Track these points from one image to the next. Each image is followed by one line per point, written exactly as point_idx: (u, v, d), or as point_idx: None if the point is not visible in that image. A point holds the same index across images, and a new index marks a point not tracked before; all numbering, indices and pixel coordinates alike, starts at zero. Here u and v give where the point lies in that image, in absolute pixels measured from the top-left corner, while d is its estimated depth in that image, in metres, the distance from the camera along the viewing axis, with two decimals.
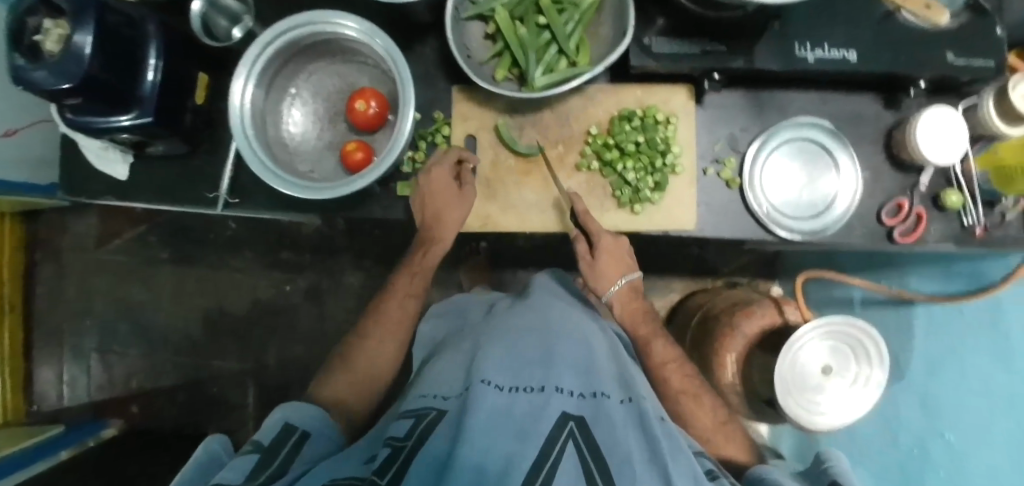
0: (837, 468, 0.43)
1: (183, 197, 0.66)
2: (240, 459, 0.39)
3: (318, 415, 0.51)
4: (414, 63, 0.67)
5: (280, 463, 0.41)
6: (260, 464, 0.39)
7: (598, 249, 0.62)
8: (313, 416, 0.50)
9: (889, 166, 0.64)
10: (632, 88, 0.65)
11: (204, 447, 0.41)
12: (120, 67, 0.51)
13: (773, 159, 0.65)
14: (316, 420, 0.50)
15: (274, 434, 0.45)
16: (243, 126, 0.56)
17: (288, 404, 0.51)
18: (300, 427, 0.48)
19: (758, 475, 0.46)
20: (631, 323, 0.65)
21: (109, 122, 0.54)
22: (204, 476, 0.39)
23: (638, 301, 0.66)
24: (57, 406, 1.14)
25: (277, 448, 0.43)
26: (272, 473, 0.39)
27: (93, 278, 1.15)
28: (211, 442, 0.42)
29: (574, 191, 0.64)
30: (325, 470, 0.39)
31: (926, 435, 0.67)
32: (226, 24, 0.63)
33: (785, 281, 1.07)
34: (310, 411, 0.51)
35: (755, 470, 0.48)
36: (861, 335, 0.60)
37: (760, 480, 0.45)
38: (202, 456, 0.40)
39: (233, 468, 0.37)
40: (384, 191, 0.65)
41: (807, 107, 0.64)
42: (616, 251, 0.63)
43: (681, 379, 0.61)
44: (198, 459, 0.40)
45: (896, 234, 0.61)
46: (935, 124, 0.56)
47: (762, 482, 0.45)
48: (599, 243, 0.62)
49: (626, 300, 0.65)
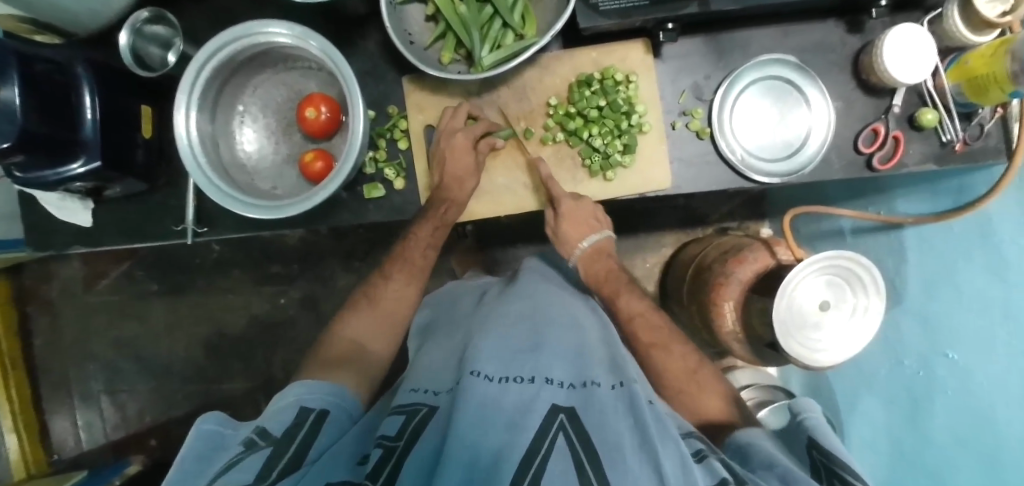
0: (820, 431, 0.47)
1: (149, 233, 0.65)
2: (252, 457, 0.38)
3: (331, 389, 0.51)
4: (359, 61, 0.64)
5: (296, 452, 0.41)
6: (274, 457, 0.39)
7: (562, 210, 0.62)
8: (328, 392, 0.50)
9: (860, 93, 0.62)
10: (587, 51, 0.63)
11: (195, 428, 0.43)
12: (54, 115, 0.49)
13: (742, 102, 0.62)
14: (332, 394, 0.51)
15: (288, 419, 0.45)
16: (194, 154, 0.54)
17: (300, 383, 0.51)
18: (315, 408, 0.48)
19: (741, 441, 0.47)
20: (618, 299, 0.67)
21: (60, 172, 0.53)
22: (206, 461, 0.40)
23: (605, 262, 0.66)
24: (77, 451, 1.17)
25: (292, 436, 0.43)
26: (287, 462, 0.39)
27: (88, 322, 1.16)
28: (204, 422, 0.43)
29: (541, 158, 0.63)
30: (325, 466, 0.39)
31: (930, 355, 0.65)
32: (160, 51, 0.62)
33: (775, 219, 1.07)
34: (329, 388, 0.51)
35: (735, 437, 0.48)
36: (852, 265, 0.59)
37: (744, 446, 0.46)
38: (195, 439, 0.42)
39: (240, 468, 0.37)
40: (351, 195, 0.64)
41: (767, 44, 0.62)
42: (579, 212, 0.63)
43: (650, 333, 0.61)
44: (194, 443, 0.41)
45: (875, 162, 0.60)
46: (902, 42, 0.53)
47: (747, 448, 0.45)
48: (559, 208, 0.62)
49: (594, 262, 0.66)
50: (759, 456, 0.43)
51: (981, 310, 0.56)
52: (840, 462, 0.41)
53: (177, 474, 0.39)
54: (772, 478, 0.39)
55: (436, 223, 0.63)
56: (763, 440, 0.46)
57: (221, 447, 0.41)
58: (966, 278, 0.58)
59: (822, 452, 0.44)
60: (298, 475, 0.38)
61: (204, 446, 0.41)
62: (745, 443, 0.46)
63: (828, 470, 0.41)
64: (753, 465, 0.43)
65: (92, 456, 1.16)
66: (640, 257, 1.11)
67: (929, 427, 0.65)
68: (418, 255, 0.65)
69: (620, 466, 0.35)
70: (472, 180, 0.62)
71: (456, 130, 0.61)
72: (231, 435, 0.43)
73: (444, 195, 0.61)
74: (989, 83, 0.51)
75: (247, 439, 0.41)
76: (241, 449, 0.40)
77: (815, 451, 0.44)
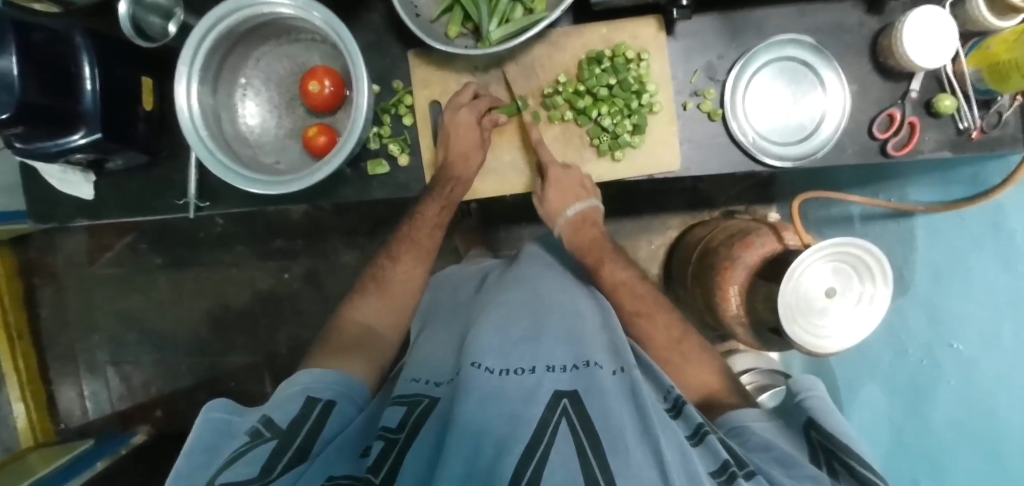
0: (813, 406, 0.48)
1: (153, 207, 0.65)
2: (255, 450, 0.38)
3: (339, 378, 0.51)
4: (363, 33, 0.63)
5: (303, 444, 0.41)
6: (278, 449, 0.39)
7: (550, 180, 0.61)
8: (334, 381, 0.50)
9: (877, 77, 0.60)
10: (598, 26, 0.61)
11: (203, 415, 0.43)
12: (52, 85, 0.48)
13: (755, 85, 0.61)
14: (337, 382, 0.50)
15: (295, 410, 0.45)
16: (196, 128, 0.54)
17: (308, 371, 0.52)
18: (324, 397, 0.48)
19: (735, 422, 0.47)
20: None
21: (60, 144, 0.52)
22: (212, 452, 0.40)
23: (592, 231, 0.67)
24: (84, 420, 1.19)
25: (297, 428, 0.43)
26: (288, 461, 0.39)
27: (94, 294, 1.17)
28: (211, 410, 0.44)
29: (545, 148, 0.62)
30: (330, 458, 0.39)
31: (934, 345, 0.65)
32: (161, 21, 0.60)
33: (782, 203, 1.05)
34: (334, 377, 0.51)
35: (729, 418, 0.48)
36: (860, 254, 0.58)
37: (738, 427, 0.46)
38: (202, 427, 0.42)
39: (245, 461, 0.37)
40: (354, 171, 0.63)
41: (784, 23, 0.60)
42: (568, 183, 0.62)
43: None
44: (201, 433, 0.42)
45: (889, 147, 0.59)
46: (923, 24, 0.51)
47: (742, 429, 0.46)
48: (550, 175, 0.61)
49: (581, 229, 0.66)
50: (756, 439, 0.43)
51: (989, 298, 0.57)
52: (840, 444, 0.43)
53: (185, 465, 0.39)
54: (771, 463, 0.40)
55: (442, 202, 0.63)
56: (758, 421, 0.46)
57: (228, 435, 0.42)
58: (975, 267, 0.59)
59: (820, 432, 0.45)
60: (301, 468, 0.38)
61: (212, 434, 0.42)
62: (740, 426, 0.46)
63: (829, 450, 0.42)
64: (749, 445, 0.43)
65: (98, 426, 1.18)
66: (646, 239, 1.11)
67: (932, 417, 0.66)
68: (424, 239, 0.66)
69: (622, 451, 0.36)
70: (477, 156, 0.61)
71: (462, 105, 0.61)
72: (239, 423, 0.44)
73: (447, 172, 0.61)
74: (1009, 70, 0.49)
75: (253, 429, 0.42)
76: (246, 440, 0.40)
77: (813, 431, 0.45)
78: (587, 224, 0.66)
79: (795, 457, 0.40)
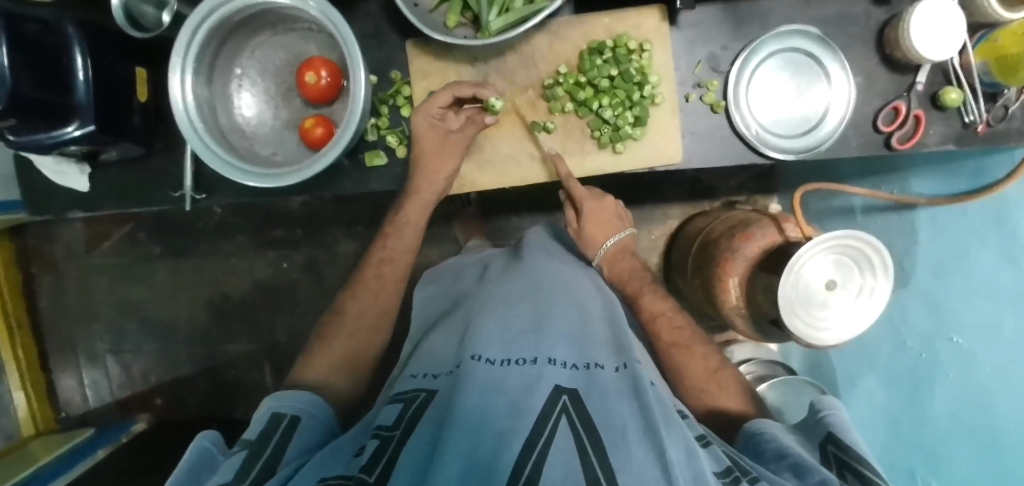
0: (832, 418, 0.48)
1: (149, 199, 0.64)
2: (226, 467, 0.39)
3: (307, 398, 0.53)
4: (359, 23, 0.62)
5: (272, 456, 0.42)
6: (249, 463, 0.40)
7: (584, 211, 0.68)
8: (299, 402, 0.51)
9: (884, 68, 0.59)
10: (599, 16, 0.60)
11: (195, 443, 0.43)
12: (43, 76, 0.47)
13: (759, 76, 0.60)
14: (306, 403, 0.52)
15: (262, 426, 0.46)
16: (191, 119, 0.53)
17: (273, 396, 0.53)
18: (289, 412, 0.49)
19: (756, 429, 0.48)
20: (621, 282, 0.68)
21: (53, 136, 0.52)
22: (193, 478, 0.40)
23: (626, 262, 0.69)
24: (85, 408, 1.20)
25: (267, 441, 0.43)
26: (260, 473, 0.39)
27: (92, 283, 1.17)
28: (202, 439, 0.44)
29: (555, 153, 0.62)
30: (315, 467, 0.39)
31: (934, 338, 0.68)
32: (154, 10, 0.58)
33: (784, 194, 1.05)
34: (302, 398, 0.52)
35: (752, 425, 0.49)
36: (865, 247, 0.57)
37: (758, 434, 0.47)
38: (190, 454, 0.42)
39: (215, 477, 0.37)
40: (352, 163, 0.63)
41: (790, 13, 0.59)
42: (601, 212, 0.69)
43: (670, 332, 0.63)
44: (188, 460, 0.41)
45: (894, 141, 0.58)
46: (931, 15, 0.50)
47: (761, 436, 0.46)
48: (583, 208, 0.67)
49: (617, 261, 0.69)
50: (773, 448, 0.44)
51: (990, 293, 0.63)
52: (854, 455, 0.43)
53: None
54: (785, 472, 0.41)
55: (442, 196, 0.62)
56: (779, 430, 0.47)
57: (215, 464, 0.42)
58: (978, 261, 0.64)
59: (835, 444, 0.45)
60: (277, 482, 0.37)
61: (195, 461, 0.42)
62: (759, 433, 0.47)
63: (841, 460, 0.43)
64: (766, 457, 0.44)
65: (99, 414, 1.19)
66: (646, 229, 1.10)
67: (928, 409, 0.69)
68: None
69: (623, 448, 0.36)
70: None
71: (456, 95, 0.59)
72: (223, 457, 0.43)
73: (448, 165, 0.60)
74: (1018, 63, 0.48)
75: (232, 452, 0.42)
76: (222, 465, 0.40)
77: (830, 443, 0.45)
78: (623, 254, 0.69)
79: (808, 463, 0.40)
